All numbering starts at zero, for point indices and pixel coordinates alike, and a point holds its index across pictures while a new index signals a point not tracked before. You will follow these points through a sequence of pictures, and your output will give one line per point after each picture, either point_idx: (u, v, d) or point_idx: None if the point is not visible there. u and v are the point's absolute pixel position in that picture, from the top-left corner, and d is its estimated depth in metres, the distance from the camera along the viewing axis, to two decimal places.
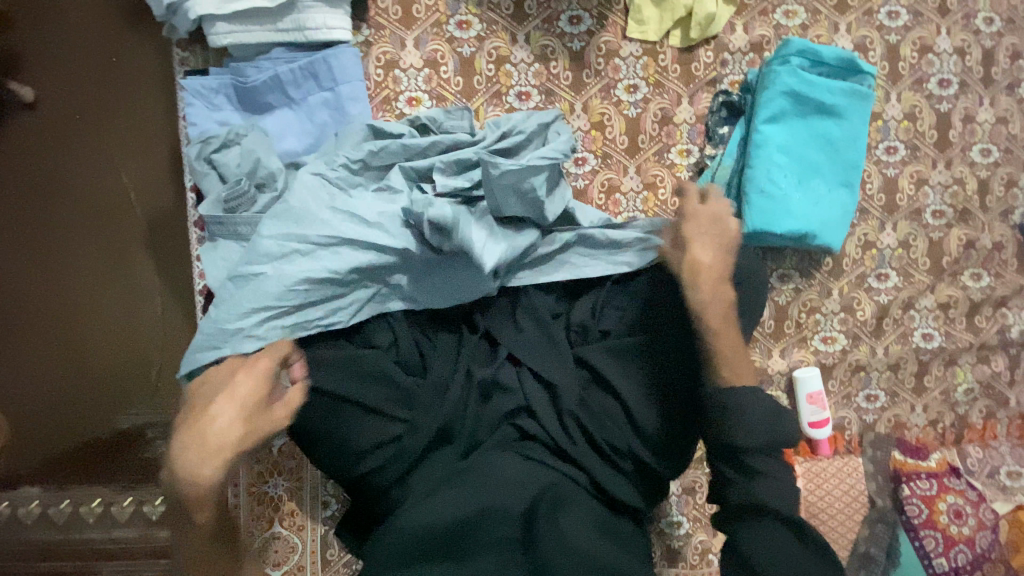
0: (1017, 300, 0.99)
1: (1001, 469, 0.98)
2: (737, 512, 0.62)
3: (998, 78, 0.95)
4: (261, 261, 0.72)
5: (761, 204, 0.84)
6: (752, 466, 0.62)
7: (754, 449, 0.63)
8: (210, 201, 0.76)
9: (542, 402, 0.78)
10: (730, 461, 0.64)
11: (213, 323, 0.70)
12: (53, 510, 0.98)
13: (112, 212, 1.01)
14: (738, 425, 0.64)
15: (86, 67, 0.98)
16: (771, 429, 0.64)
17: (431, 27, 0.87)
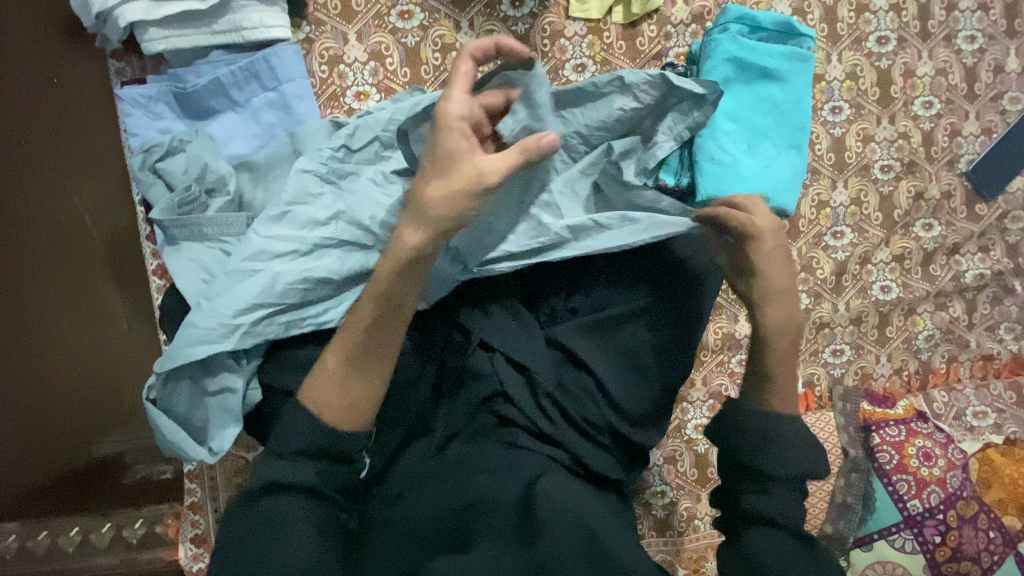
0: (969, 246, 1.02)
1: (968, 411, 1.01)
2: (740, 514, 0.63)
3: (935, 31, 0.98)
4: (257, 259, 0.70)
5: (712, 171, 0.86)
6: (769, 482, 0.62)
7: (771, 462, 0.62)
8: (158, 208, 0.74)
9: (517, 385, 0.78)
10: (751, 480, 0.63)
11: (211, 317, 0.67)
12: (30, 544, 0.92)
13: (67, 236, 0.96)
14: (741, 432, 0.64)
15: (13, 79, 0.93)
16: (788, 443, 0.62)
17: (372, 19, 0.87)
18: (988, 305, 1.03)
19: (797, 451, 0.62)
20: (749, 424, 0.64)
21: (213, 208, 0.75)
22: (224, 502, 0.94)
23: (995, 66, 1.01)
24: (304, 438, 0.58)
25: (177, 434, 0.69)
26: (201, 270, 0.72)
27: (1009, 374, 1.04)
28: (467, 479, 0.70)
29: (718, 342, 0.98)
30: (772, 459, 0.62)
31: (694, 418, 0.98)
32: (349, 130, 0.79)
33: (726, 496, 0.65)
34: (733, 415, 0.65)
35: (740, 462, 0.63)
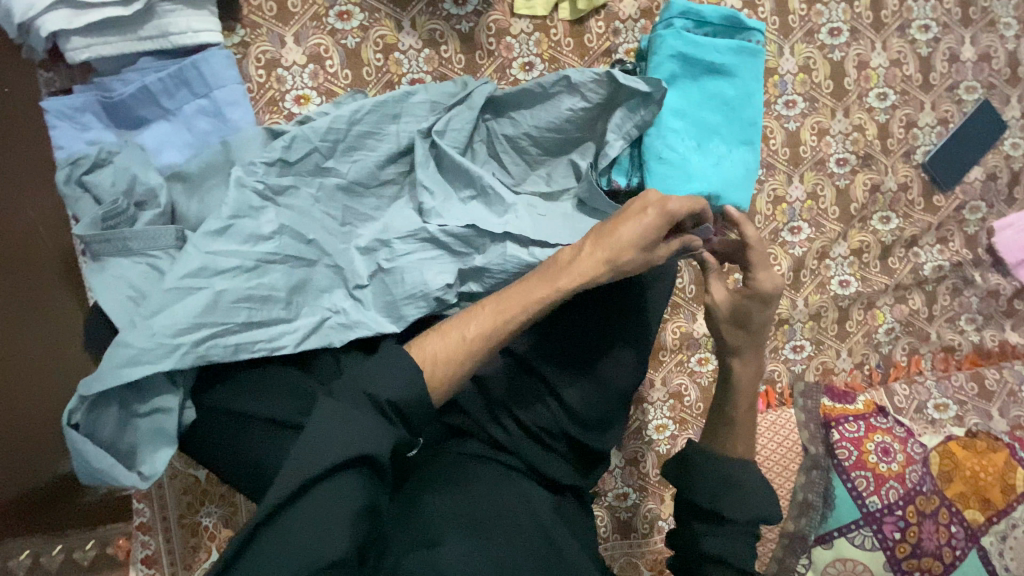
0: (927, 237, 1.01)
1: (929, 404, 1.01)
2: (694, 563, 0.60)
3: (888, 21, 0.97)
4: (197, 274, 0.66)
5: (662, 171, 0.84)
6: (728, 518, 0.60)
7: (727, 513, 0.60)
8: (81, 224, 0.69)
9: (469, 394, 0.78)
10: (707, 517, 0.61)
11: (148, 335, 0.62)
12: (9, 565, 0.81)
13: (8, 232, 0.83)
14: (698, 477, 0.63)
15: None
16: (746, 491, 0.61)
17: (310, 21, 0.84)
18: (947, 297, 1.03)
19: (750, 486, 0.62)
20: (710, 466, 0.63)
21: (143, 221, 0.71)
22: (174, 519, 0.92)
23: (950, 55, 1.00)
24: (396, 393, 0.56)
25: (102, 462, 0.65)
26: (128, 287, 0.67)
27: (970, 366, 1.03)
28: (415, 495, 0.69)
29: (677, 342, 0.97)
30: (731, 507, 0.60)
31: (655, 419, 0.97)
32: (286, 141, 0.75)
33: (684, 548, 0.62)
34: (688, 462, 0.64)
35: (697, 510, 0.62)
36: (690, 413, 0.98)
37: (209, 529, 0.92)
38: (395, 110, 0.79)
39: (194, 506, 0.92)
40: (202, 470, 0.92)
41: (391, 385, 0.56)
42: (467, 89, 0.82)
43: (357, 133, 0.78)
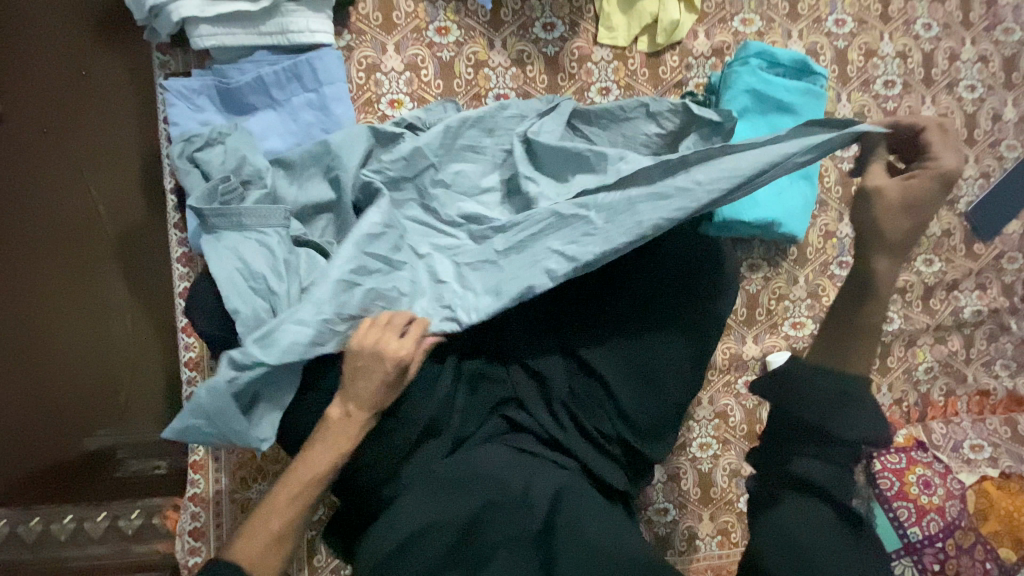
0: (967, 282, 1.05)
1: (965, 443, 1.03)
2: (782, 481, 0.58)
3: (938, 78, 1.04)
4: (358, 272, 0.70)
5: None
6: (839, 436, 0.57)
7: (833, 441, 0.57)
8: (197, 198, 0.75)
9: (531, 392, 0.82)
10: (814, 440, 0.58)
11: (315, 319, 0.66)
12: (53, 525, 0.95)
13: (77, 232, 1.02)
14: (804, 396, 0.60)
15: (41, 76, 1.00)
16: (858, 416, 0.58)
17: (411, 33, 0.91)
18: (984, 342, 1.06)
19: (862, 412, 0.59)
20: (825, 387, 0.61)
21: (251, 200, 0.76)
22: (226, 494, 0.94)
23: (994, 114, 1.06)
24: None
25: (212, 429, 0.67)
26: (254, 268, 0.70)
27: (1004, 411, 1.06)
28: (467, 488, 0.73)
29: (726, 362, 1.00)
30: (834, 433, 0.57)
31: (699, 436, 1.00)
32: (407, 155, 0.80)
33: (771, 467, 0.60)
34: (793, 387, 0.62)
35: (800, 433, 0.59)
36: (734, 433, 1.01)
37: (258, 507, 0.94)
38: (491, 124, 0.86)
39: (246, 482, 0.94)
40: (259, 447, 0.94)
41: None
42: (555, 106, 0.88)
43: (460, 146, 0.84)
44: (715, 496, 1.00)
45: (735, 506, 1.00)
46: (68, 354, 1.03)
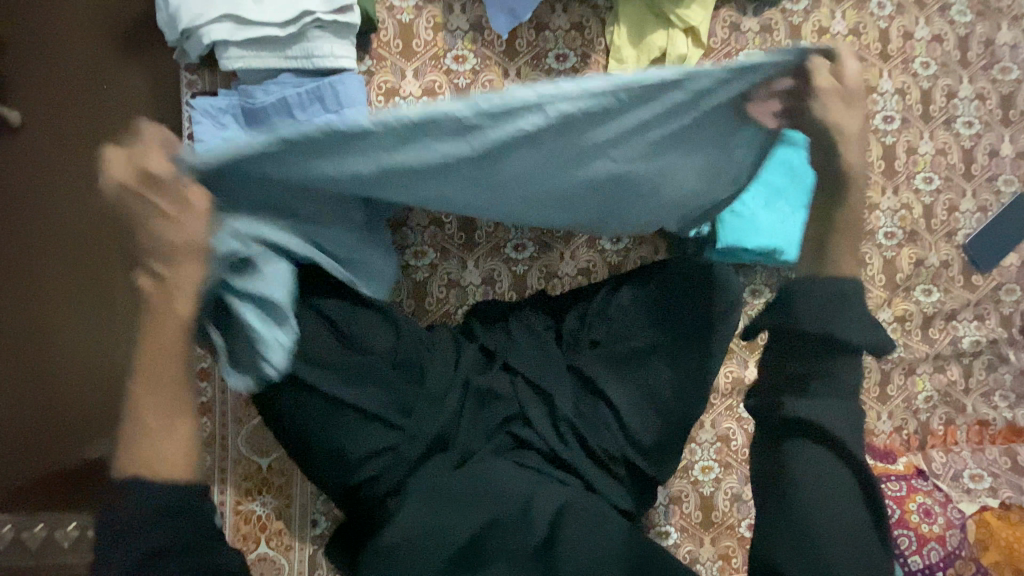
0: (966, 313, 1.07)
1: (965, 473, 1.04)
2: (776, 431, 0.58)
3: (936, 115, 1.08)
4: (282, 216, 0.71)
5: (732, 222, 0.92)
6: (841, 338, 0.55)
7: (831, 365, 0.56)
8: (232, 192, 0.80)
9: (537, 408, 0.84)
10: (812, 351, 0.56)
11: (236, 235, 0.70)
12: (57, 532, 0.98)
13: (88, 238, 1.05)
14: (800, 309, 0.57)
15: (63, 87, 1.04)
16: (857, 315, 0.56)
17: (429, 60, 0.95)
18: (983, 372, 1.07)
19: (859, 309, 0.56)
20: (818, 289, 0.57)
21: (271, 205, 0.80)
22: (230, 505, 0.94)
23: (990, 150, 1.10)
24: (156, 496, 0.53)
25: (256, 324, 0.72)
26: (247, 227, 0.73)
27: (1002, 440, 1.07)
28: (468, 496, 0.75)
29: (728, 387, 1.02)
30: (832, 360, 0.56)
31: (702, 459, 1.01)
32: None
33: (765, 398, 0.59)
34: (791, 300, 0.58)
35: (793, 359, 0.57)
36: (736, 457, 1.02)
37: (261, 519, 0.95)
38: None
39: (251, 494, 0.94)
40: (265, 459, 0.95)
41: (145, 493, 0.52)
42: None
43: None
44: (716, 520, 1.00)
45: (736, 531, 1.00)
46: (70, 357, 1.04)
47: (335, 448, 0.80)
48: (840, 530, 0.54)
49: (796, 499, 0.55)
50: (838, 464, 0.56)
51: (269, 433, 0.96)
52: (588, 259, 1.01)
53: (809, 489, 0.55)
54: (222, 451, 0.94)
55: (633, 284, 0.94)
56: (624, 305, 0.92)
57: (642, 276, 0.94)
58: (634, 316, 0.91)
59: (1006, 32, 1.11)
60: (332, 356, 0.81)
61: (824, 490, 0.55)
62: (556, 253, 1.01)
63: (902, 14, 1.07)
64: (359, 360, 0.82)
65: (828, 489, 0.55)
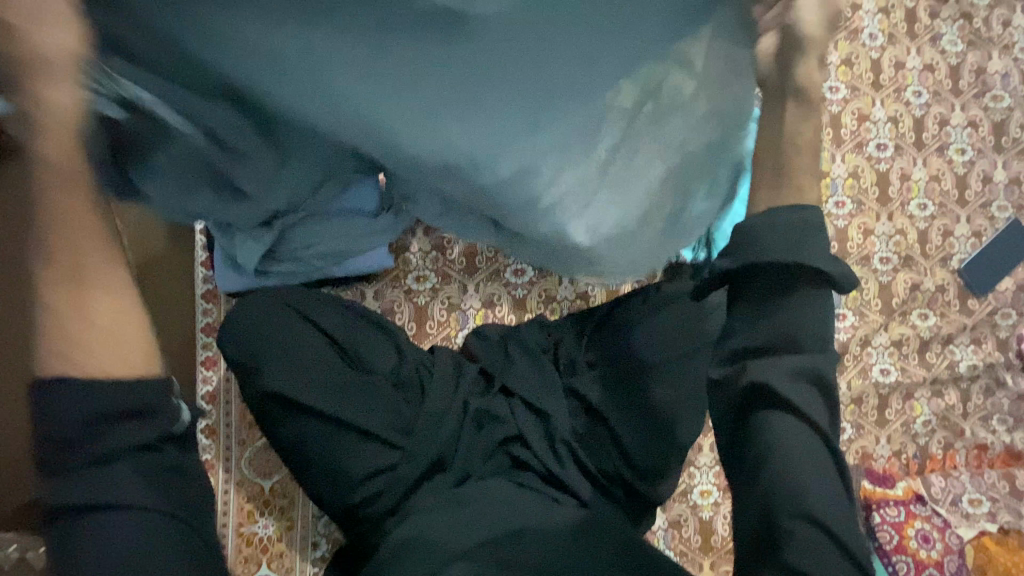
0: (962, 337, 1.08)
1: (964, 498, 1.04)
2: (743, 404, 0.48)
3: (928, 142, 1.10)
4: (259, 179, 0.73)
5: (728, 249, 0.94)
6: (806, 265, 0.46)
7: (801, 315, 0.46)
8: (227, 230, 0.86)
9: (533, 429, 0.86)
10: (773, 297, 0.47)
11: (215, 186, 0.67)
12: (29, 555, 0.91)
13: None
14: (760, 244, 0.47)
15: None
16: (821, 244, 0.47)
17: None
18: (981, 396, 1.08)
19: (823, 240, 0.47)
20: (778, 218, 0.47)
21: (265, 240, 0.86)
22: (232, 527, 0.95)
23: (983, 176, 1.12)
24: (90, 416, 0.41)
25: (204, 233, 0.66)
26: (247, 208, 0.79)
27: (1002, 465, 1.07)
28: (464, 515, 0.76)
29: None
30: (803, 304, 0.46)
31: (700, 483, 1.01)
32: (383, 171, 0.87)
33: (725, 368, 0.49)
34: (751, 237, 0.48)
35: (762, 310, 0.47)
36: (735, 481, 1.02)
37: (263, 541, 0.96)
38: None
39: (253, 516, 0.96)
40: (268, 481, 0.97)
41: (63, 418, 0.41)
42: None
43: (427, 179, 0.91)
44: (715, 544, 1.01)
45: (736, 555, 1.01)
46: None
47: (335, 467, 0.82)
48: (809, 506, 0.46)
49: (767, 468, 0.46)
50: (807, 429, 0.47)
51: (272, 456, 0.97)
52: (587, 283, 1.02)
53: (784, 465, 0.46)
54: (225, 473, 0.96)
55: (631, 306, 0.96)
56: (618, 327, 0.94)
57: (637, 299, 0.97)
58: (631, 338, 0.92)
59: (998, 61, 1.13)
60: (334, 376, 0.85)
61: (801, 462, 0.46)
62: (555, 278, 1.03)
63: (894, 44, 1.10)
64: (360, 380, 0.85)
65: (804, 464, 0.46)
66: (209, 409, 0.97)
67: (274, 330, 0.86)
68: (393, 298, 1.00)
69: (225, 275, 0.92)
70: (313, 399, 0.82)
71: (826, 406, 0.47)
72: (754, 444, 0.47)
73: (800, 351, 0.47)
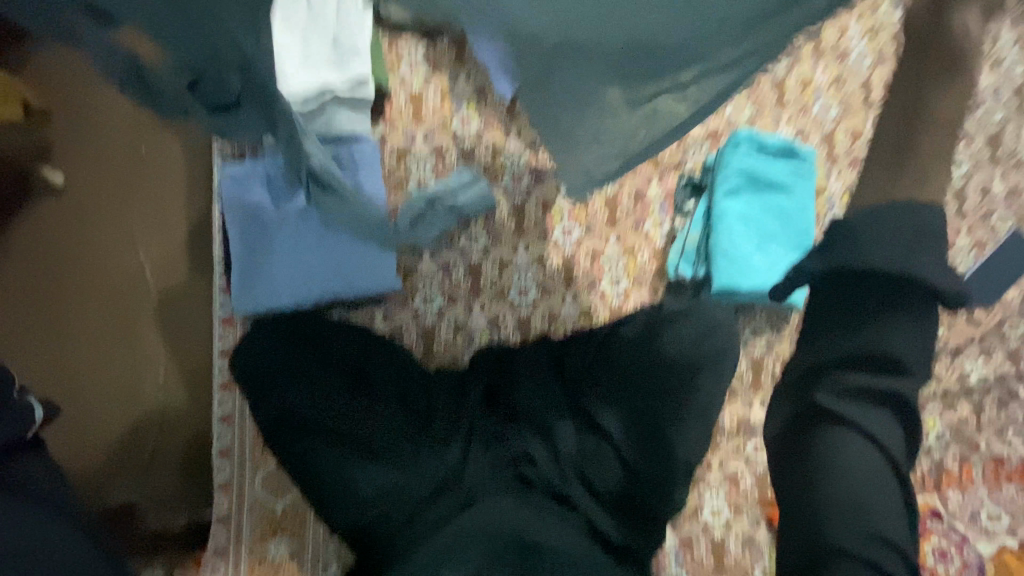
0: (971, 349, 1.08)
1: (981, 512, 1.02)
2: (811, 421, 0.68)
3: None
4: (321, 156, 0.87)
5: (725, 266, 0.96)
6: (919, 273, 0.60)
7: (894, 338, 0.63)
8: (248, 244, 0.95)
9: (538, 446, 0.87)
10: (844, 322, 0.65)
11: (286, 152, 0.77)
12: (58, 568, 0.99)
13: (123, 290, 1.15)
14: (874, 248, 0.61)
15: (109, 154, 1.17)
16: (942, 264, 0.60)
17: (437, 124, 1.04)
18: (994, 408, 1.06)
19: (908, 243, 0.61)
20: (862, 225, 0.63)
21: (280, 255, 0.96)
22: (246, 549, 0.97)
23: (982, 188, 1.13)
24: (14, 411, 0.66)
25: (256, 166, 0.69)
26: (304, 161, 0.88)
27: (1020, 479, 1.05)
28: (467, 528, 0.79)
29: (734, 427, 1.03)
30: (897, 324, 0.63)
31: (711, 501, 1.01)
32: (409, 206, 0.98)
33: (809, 387, 0.69)
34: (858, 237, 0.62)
35: (851, 316, 0.65)
36: (746, 499, 1.01)
37: (276, 562, 0.97)
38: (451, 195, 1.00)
39: (266, 537, 0.97)
40: (280, 502, 0.98)
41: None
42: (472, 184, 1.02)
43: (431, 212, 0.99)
44: (728, 564, 1.00)
45: None
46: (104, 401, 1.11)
47: (350, 485, 0.87)
48: (868, 523, 0.63)
49: (815, 492, 0.66)
50: (873, 449, 0.64)
51: (284, 477, 0.99)
52: (589, 301, 1.04)
53: (851, 483, 0.64)
54: (239, 494, 0.98)
55: (640, 323, 0.96)
56: (620, 344, 0.95)
57: (643, 314, 0.97)
58: (636, 355, 0.94)
59: (988, 76, 1.16)
60: (354, 406, 0.92)
61: (863, 480, 0.64)
62: (558, 296, 1.05)
63: None
64: (373, 405, 0.92)
65: (870, 486, 0.64)
66: (224, 430, 1.00)
67: (298, 363, 0.94)
68: (401, 320, 1.03)
69: (241, 293, 0.96)
70: (342, 424, 0.91)
71: (892, 425, 0.64)
72: (819, 457, 0.66)
73: (887, 371, 0.64)
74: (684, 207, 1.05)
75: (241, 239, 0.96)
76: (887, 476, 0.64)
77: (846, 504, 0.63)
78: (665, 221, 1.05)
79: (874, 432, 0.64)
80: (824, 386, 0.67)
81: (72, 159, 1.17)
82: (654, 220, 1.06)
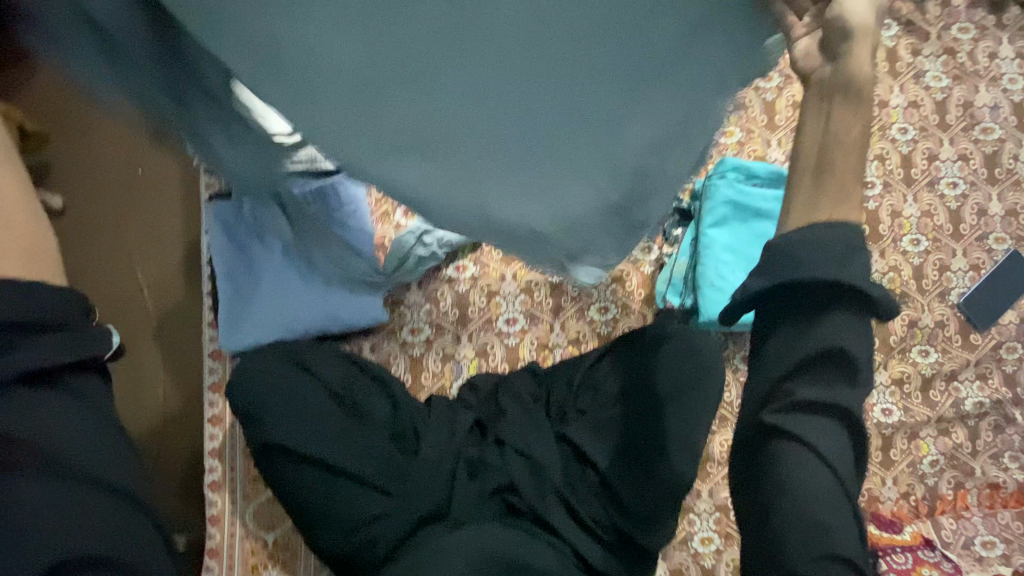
0: (967, 373, 1.06)
1: (976, 540, 1.00)
2: (766, 438, 0.54)
3: (918, 177, 1.11)
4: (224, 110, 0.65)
5: (713, 296, 0.95)
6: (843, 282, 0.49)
7: (832, 335, 0.50)
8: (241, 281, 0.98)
9: (523, 475, 0.85)
10: (781, 327, 0.53)
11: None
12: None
13: (123, 311, 1.16)
14: (790, 257, 0.50)
15: (108, 179, 1.19)
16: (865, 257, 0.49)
17: None
18: (990, 433, 1.05)
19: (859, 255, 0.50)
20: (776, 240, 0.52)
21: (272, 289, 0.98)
22: None
23: (978, 209, 1.11)
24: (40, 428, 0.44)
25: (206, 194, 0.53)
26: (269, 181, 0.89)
27: (1018, 505, 1.03)
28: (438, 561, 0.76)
29: (724, 455, 1.02)
30: (834, 325, 0.50)
31: (701, 531, 1.00)
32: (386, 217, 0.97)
33: (758, 395, 0.55)
34: (792, 259, 0.50)
35: (781, 326, 0.53)
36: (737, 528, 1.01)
37: None
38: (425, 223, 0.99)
39: (257, 569, 0.98)
40: (271, 534, 0.99)
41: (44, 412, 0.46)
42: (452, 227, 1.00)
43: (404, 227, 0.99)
44: None
45: None
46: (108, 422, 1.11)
47: (331, 515, 0.85)
48: (826, 544, 0.50)
49: (768, 520, 0.53)
50: (824, 468, 0.51)
51: (276, 509, 1.00)
52: (577, 329, 1.04)
53: (800, 504, 0.51)
54: (231, 526, 0.99)
55: (627, 350, 0.97)
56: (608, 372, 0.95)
57: (623, 342, 0.98)
58: (623, 382, 0.94)
59: (985, 94, 1.14)
60: (333, 429, 0.88)
61: (815, 502, 0.51)
62: (547, 325, 1.05)
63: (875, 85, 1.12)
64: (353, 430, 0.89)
65: (826, 505, 0.51)
66: (215, 463, 1.01)
67: (274, 388, 0.90)
68: (390, 351, 1.03)
69: (229, 334, 0.97)
70: (314, 450, 0.87)
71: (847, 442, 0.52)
72: (772, 473, 0.53)
73: (831, 380, 0.51)
74: (673, 235, 1.04)
75: (233, 276, 0.99)
76: (839, 499, 0.51)
77: (805, 531, 0.51)
78: (653, 248, 1.05)
79: (825, 450, 0.51)
80: (772, 400, 0.53)
81: (72, 184, 1.19)
82: (643, 246, 1.05)
